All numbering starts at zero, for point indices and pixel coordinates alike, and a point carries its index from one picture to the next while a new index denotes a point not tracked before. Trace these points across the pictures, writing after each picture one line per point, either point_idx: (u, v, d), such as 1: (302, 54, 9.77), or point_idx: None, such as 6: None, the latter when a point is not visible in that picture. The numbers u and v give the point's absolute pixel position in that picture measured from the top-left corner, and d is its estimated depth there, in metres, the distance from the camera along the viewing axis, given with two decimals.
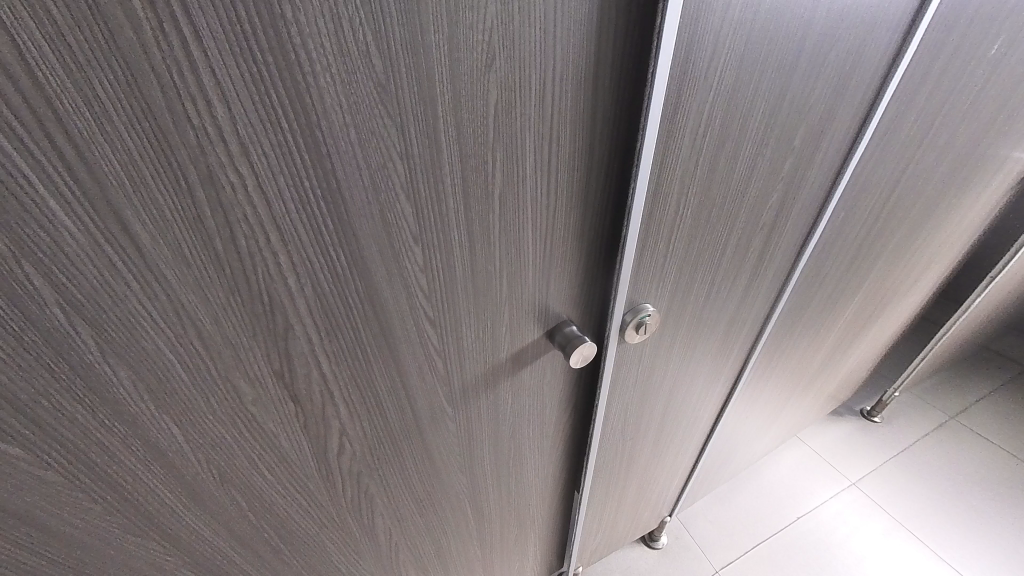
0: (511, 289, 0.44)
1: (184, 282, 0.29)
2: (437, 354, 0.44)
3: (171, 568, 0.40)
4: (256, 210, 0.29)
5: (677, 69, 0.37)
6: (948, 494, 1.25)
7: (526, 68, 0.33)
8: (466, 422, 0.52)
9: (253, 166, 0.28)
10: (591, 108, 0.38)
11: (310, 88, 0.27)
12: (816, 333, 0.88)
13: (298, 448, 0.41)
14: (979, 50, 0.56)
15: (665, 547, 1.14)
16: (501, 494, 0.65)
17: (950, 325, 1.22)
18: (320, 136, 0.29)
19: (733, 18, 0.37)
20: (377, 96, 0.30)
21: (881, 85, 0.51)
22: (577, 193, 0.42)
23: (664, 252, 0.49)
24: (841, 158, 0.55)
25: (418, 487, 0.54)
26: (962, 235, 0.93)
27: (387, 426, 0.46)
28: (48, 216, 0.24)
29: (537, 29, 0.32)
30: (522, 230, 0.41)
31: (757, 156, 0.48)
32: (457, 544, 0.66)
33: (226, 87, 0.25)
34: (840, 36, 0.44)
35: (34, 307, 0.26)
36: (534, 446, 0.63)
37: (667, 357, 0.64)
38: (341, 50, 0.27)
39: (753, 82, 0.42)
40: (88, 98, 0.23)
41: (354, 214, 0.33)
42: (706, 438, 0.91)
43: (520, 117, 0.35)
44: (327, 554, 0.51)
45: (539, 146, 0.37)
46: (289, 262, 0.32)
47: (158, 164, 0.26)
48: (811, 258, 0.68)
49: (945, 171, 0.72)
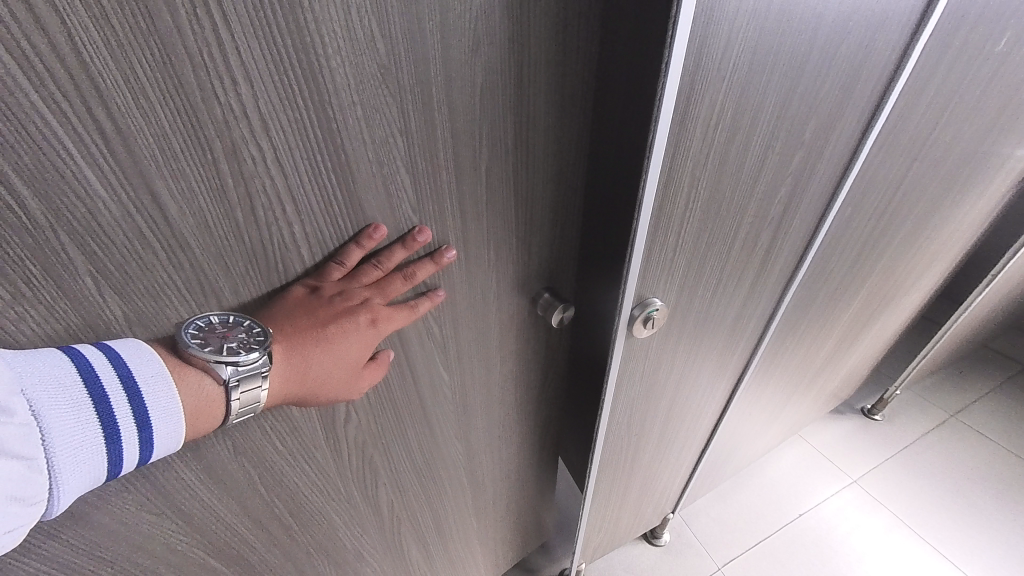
0: (500, 259, 0.48)
1: (207, 251, 0.34)
2: (435, 324, 0.48)
3: (176, 543, 0.44)
4: (274, 181, 0.34)
5: (692, 57, 0.37)
6: (948, 491, 1.25)
7: (510, 55, 0.37)
8: (463, 391, 0.56)
9: (272, 140, 0.32)
10: (566, 89, 0.42)
11: (323, 68, 0.31)
12: (820, 329, 0.88)
13: (308, 419, 0.46)
14: (983, 49, 0.56)
15: (668, 544, 1.15)
16: (495, 467, 0.69)
17: (951, 324, 1.22)
18: (331, 113, 0.33)
19: (747, 10, 0.37)
20: (381, 77, 0.33)
21: (893, 75, 0.50)
22: (556, 169, 0.46)
23: (673, 247, 0.49)
24: (851, 149, 0.55)
25: (418, 458, 0.58)
26: (964, 233, 0.93)
27: (390, 395, 0.50)
28: (85, 187, 0.28)
29: (518, 15, 0.36)
30: (509, 203, 0.45)
31: (767, 152, 0.48)
32: (454, 517, 0.70)
33: (249, 67, 0.30)
34: (852, 29, 0.44)
35: (65, 275, 0.30)
36: (523, 416, 0.67)
37: (674, 353, 0.64)
38: (350, 35, 0.31)
39: (765, 75, 0.41)
40: (126, 75, 0.27)
41: (360, 186, 0.37)
42: (710, 436, 0.91)
43: (504, 96, 0.39)
44: (330, 523, 0.55)
45: (521, 125, 0.41)
46: (303, 231, 0.37)
47: (187, 137, 0.30)
48: (818, 253, 0.67)
49: (952, 163, 0.71)
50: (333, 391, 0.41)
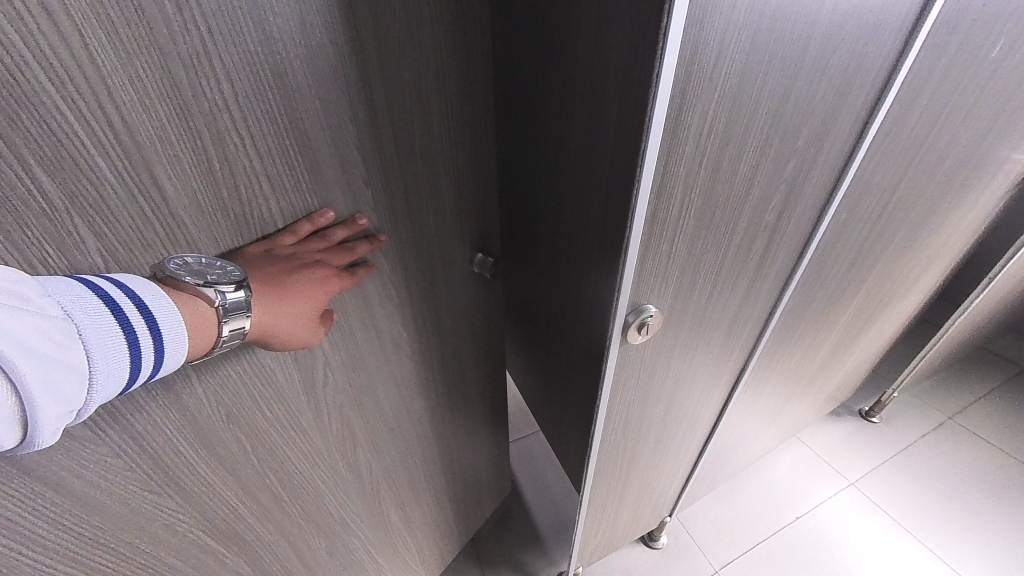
0: (437, 222, 0.59)
1: (199, 227, 0.38)
2: (391, 285, 0.58)
3: (177, 522, 0.47)
4: (254, 163, 0.39)
5: (684, 59, 0.37)
6: (943, 492, 1.26)
7: (428, 57, 0.48)
8: (419, 343, 0.66)
9: (251, 128, 0.38)
10: (469, 79, 0.54)
11: (286, 67, 0.38)
12: (816, 333, 0.88)
13: (291, 382, 0.52)
14: (978, 54, 0.56)
15: (665, 547, 1.15)
16: (449, 411, 0.80)
17: (948, 326, 1.22)
18: (295, 105, 0.40)
19: (740, 18, 0.37)
20: (332, 75, 0.41)
21: (887, 81, 0.50)
22: (469, 146, 0.58)
23: (668, 253, 0.50)
24: (845, 159, 0.55)
25: (383, 412, 0.66)
26: (959, 237, 0.93)
27: (360, 354, 0.58)
28: (97, 173, 0.32)
29: (429, 27, 0.47)
30: (438, 176, 0.56)
31: (760, 160, 0.48)
32: (416, 467, 0.79)
33: (229, 68, 0.35)
34: (846, 35, 0.43)
35: (77, 255, 0.33)
36: (469, 360, 0.80)
37: (670, 357, 0.64)
38: (305, 41, 0.38)
39: (757, 83, 0.41)
40: (131, 76, 0.31)
41: (322, 165, 0.44)
42: (707, 439, 0.91)
43: (427, 91, 0.49)
44: (314, 485, 0.61)
45: (443, 112, 0.52)
46: (278, 207, 0.43)
47: (182, 127, 0.35)
48: (813, 259, 0.68)
49: (949, 167, 0.71)
50: (297, 342, 0.46)
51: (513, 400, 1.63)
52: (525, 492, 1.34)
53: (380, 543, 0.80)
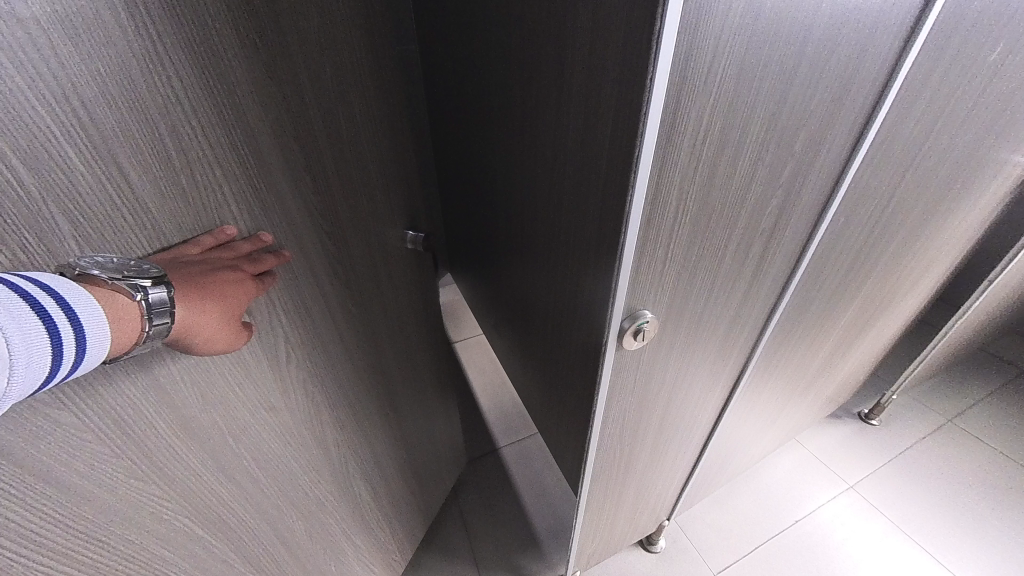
0: (364, 196, 0.67)
1: (162, 212, 0.40)
2: (336, 260, 0.63)
3: (166, 513, 0.47)
4: (207, 151, 0.42)
5: (678, 65, 0.36)
6: (944, 495, 1.25)
7: (338, 57, 0.57)
8: (365, 314, 0.73)
9: (200, 120, 0.41)
10: (368, 73, 0.64)
11: (225, 64, 0.42)
12: (814, 337, 0.88)
13: (260, 362, 0.53)
14: (976, 59, 0.56)
15: (663, 550, 1.14)
16: (397, 378, 0.88)
17: (949, 329, 1.21)
18: (236, 98, 0.44)
19: (734, 23, 0.36)
20: (266, 72, 0.46)
21: (885, 85, 0.50)
22: (374, 130, 0.68)
23: (664, 259, 0.49)
24: (843, 163, 0.54)
25: (343, 386, 0.70)
26: (958, 241, 0.93)
27: (318, 330, 0.62)
28: (67, 164, 0.33)
29: (335, 31, 0.56)
30: (358, 158, 0.64)
31: (755, 166, 0.47)
32: (376, 440, 0.83)
33: (177, 64, 0.38)
34: (841, 42, 0.43)
35: (53, 241, 0.34)
36: (405, 323, 0.88)
37: (665, 362, 0.63)
38: (239, 41, 0.43)
39: (753, 89, 0.41)
40: (93, 72, 0.33)
41: (264, 153, 0.48)
42: (705, 443, 0.90)
43: (341, 87, 0.58)
44: (290, 468, 0.63)
45: (353, 103, 0.62)
46: (232, 192, 0.46)
47: (140, 119, 0.36)
48: (811, 264, 0.67)
49: (946, 172, 0.71)
50: (217, 349, 0.45)
51: (510, 400, 1.63)
52: (521, 491, 1.35)
53: (354, 522, 0.83)
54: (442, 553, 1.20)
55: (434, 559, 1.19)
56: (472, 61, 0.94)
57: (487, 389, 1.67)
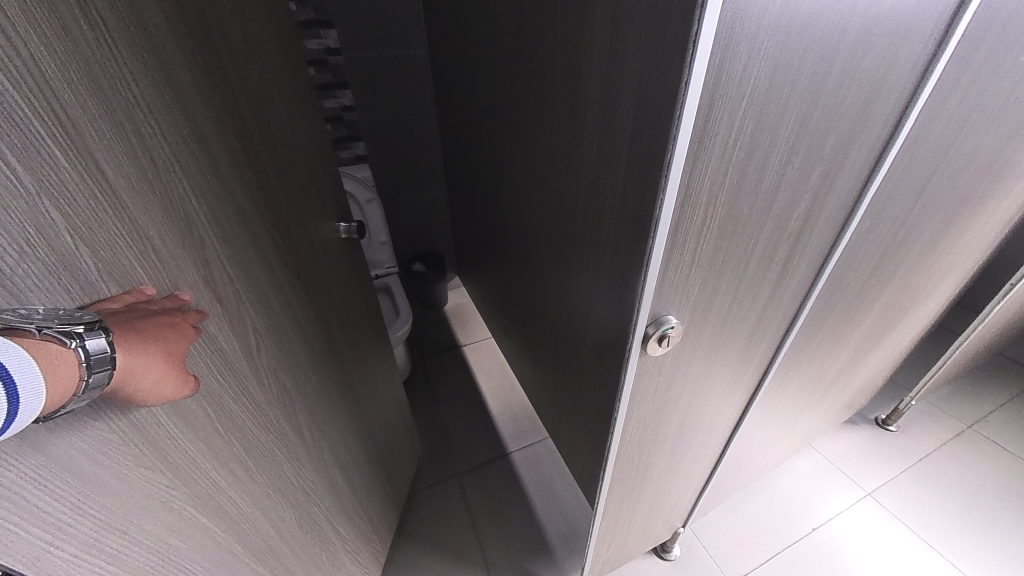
0: (302, 195, 0.72)
1: (139, 206, 0.40)
2: (287, 255, 0.66)
3: (184, 515, 0.47)
4: (166, 147, 0.43)
5: (714, 64, 0.36)
6: (966, 502, 1.23)
7: (266, 67, 0.63)
8: (319, 305, 0.76)
9: (156, 117, 0.42)
10: (291, 78, 0.71)
11: (169, 65, 0.44)
12: (833, 342, 0.87)
13: (239, 355, 0.54)
14: (1005, 61, 0.55)
15: (678, 558, 1.13)
16: (355, 372, 0.91)
17: (968, 334, 1.20)
18: (182, 97, 0.45)
19: (772, 21, 0.35)
20: (205, 74, 0.49)
21: (916, 88, 0.49)
22: (303, 132, 0.74)
23: (689, 264, 0.49)
24: (871, 166, 0.53)
25: (311, 379, 0.73)
26: (980, 246, 0.92)
27: (281, 324, 0.64)
28: (51, 157, 0.32)
29: (260, 44, 0.62)
30: (291, 159, 0.69)
31: (784, 170, 0.46)
32: (343, 428, 0.85)
33: (130, 63, 0.39)
34: (875, 42, 0.42)
35: (49, 233, 0.32)
36: (354, 316, 0.92)
37: (686, 368, 0.62)
38: (178, 45, 0.45)
39: (785, 90, 0.40)
40: (64, 68, 0.33)
41: (212, 148, 0.50)
42: (723, 450, 0.89)
43: (270, 93, 0.64)
44: (280, 462, 0.64)
45: (285, 111, 0.68)
46: (194, 186, 0.47)
47: (107, 114, 0.36)
48: (835, 269, 0.66)
49: (972, 177, 0.70)
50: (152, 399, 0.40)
51: (521, 405, 1.62)
52: (529, 495, 1.34)
53: (339, 515, 0.84)
54: (451, 557, 1.19)
55: (441, 561, 1.18)
56: (485, 68, 0.94)
57: (495, 393, 1.67)
